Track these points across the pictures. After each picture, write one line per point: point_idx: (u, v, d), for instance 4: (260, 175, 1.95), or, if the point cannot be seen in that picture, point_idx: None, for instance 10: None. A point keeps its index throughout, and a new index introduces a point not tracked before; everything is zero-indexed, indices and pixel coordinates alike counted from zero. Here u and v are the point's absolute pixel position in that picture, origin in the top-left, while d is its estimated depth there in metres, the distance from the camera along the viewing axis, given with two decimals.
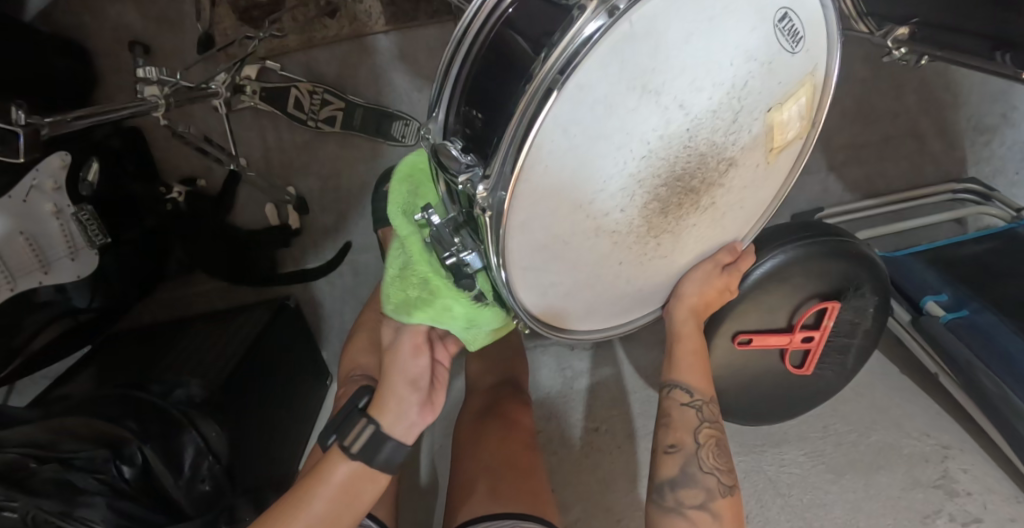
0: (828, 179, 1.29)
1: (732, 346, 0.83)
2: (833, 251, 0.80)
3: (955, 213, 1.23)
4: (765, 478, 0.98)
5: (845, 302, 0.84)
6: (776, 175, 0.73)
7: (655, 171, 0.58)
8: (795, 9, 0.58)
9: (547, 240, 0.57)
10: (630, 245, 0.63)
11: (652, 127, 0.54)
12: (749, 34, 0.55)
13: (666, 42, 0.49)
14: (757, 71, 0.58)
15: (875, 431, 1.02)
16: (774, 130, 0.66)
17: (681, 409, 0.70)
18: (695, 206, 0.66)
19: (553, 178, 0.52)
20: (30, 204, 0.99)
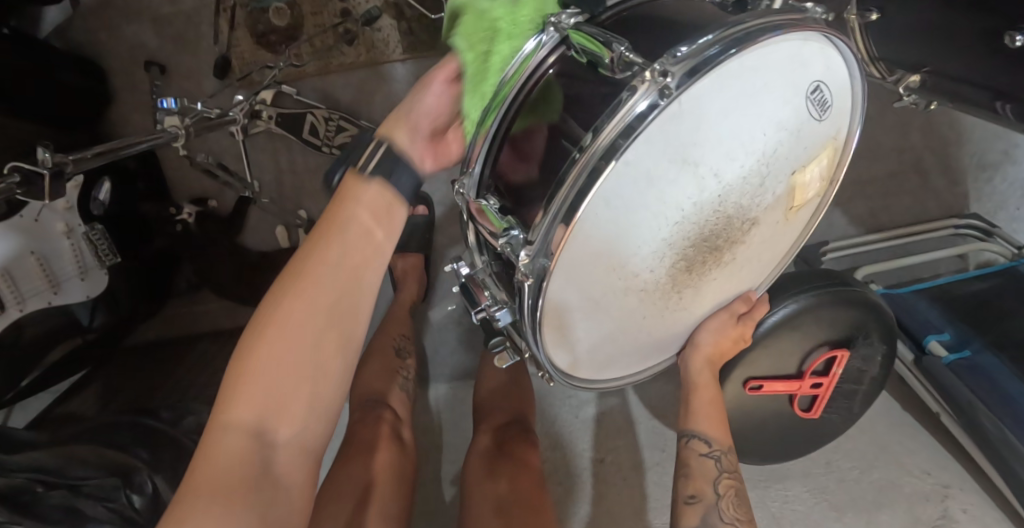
0: (833, 213, 1.31)
1: (745, 392, 0.84)
2: (847, 300, 0.82)
3: (957, 249, 1.25)
4: (769, 514, 1.00)
5: (854, 349, 0.85)
6: (793, 229, 0.75)
7: (686, 235, 0.59)
8: (827, 80, 0.59)
9: (580, 300, 0.58)
10: (657, 301, 0.65)
11: (689, 197, 0.55)
12: (783, 107, 0.56)
13: (708, 120, 0.50)
14: (786, 139, 0.60)
15: (876, 468, 1.04)
16: (796, 191, 0.68)
17: (700, 459, 0.71)
18: (719, 262, 0.67)
19: (592, 246, 0.53)
20: (42, 221, 0.99)
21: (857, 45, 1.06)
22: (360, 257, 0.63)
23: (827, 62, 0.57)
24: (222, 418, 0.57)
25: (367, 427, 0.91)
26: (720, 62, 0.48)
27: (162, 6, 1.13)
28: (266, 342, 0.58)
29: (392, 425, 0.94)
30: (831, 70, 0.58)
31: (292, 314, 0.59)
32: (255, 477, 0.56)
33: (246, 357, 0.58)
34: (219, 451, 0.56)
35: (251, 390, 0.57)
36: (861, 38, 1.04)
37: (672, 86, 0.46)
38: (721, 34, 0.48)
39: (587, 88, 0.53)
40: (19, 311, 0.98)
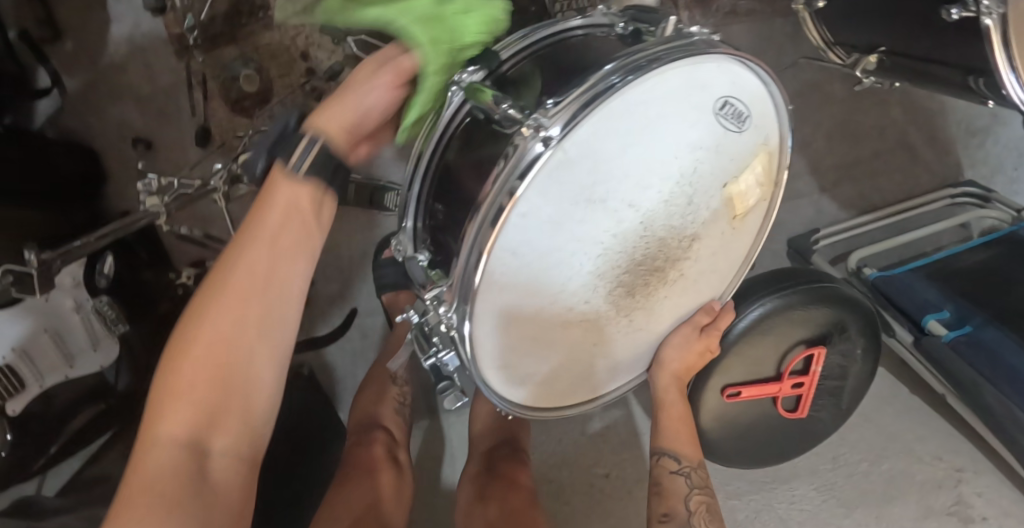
0: (821, 201, 1.28)
1: (723, 399, 0.84)
2: (816, 297, 0.81)
3: (955, 220, 1.21)
4: (776, 517, 0.99)
5: (832, 346, 0.85)
6: (744, 236, 0.74)
7: (615, 263, 0.60)
8: (735, 94, 0.59)
9: (517, 340, 0.60)
10: (603, 327, 0.66)
11: (605, 230, 0.56)
12: (691, 130, 0.56)
13: (605, 156, 0.52)
14: (705, 157, 0.60)
15: (886, 458, 1.02)
16: (733, 201, 0.67)
17: (671, 476, 0.72)
18: (663, 282, 0.68)
19: (511, 290, 0.55)
20: (53, 301, 1.01)
21: (812, 32, 1.05)
22: (278, 262, 0.60)
23: (732, 77, 0.57)
24: (154, 437, 0.56)
25: (367, 450, 0.94)
26: (600, 102, 0.49)
27: (142, 84, 1.19)
28: (187, 360, 0.57)
29: (387, 447, 0.97)
30: (738, 83, 0.58)
31: (218, 319, 0.57)
32: (195, 491, 0.56)
33: (171, 382, 0.57)
34: (153, 466, 0.55)
35: (176, 409, 0.57)
36: (814, 25, 1.04)
37: (553, 134, 0.48)
38: (600, 74, 0.49)
39: (489, 139, 0.56)
40: (39, 386, 1.00)
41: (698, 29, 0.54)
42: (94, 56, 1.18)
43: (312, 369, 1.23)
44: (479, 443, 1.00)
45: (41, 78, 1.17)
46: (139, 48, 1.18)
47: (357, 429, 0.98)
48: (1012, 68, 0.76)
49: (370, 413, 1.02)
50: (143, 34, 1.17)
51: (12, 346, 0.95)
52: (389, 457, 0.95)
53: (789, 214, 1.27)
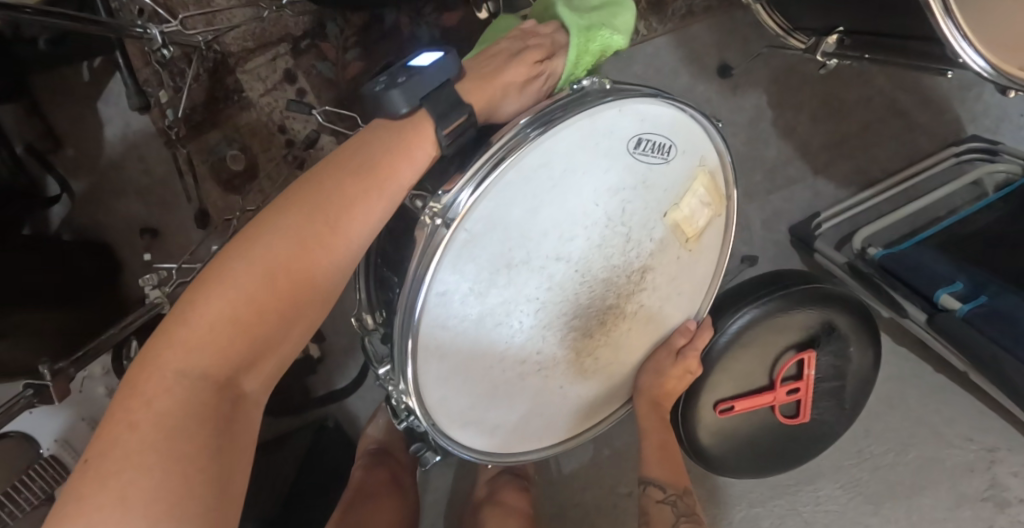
0: (817, 183, 1.24)
1: (717, 414, 0.83)
2: (796, 302, 0.79)
3: (963, 180, 1.15)
4: (802, 521, 0.96)
5: (822, 348, 0.82)
6: (707, 253, 0.71)
7: (559, 312, 0.61)
8: (651, 128, 0.58)
9: (475, 400, 0.61)
10: (568, 369, 0.66)
11: (535, 286, 0.58)
12: (603, 175, 0.57)
13: (513, 222, 0.53)
14: (631, 195, 0.60)
15: (912, 446, 0.99)
16: (679, 226, 0.65)
17: (659, 506, 0.75)
18: (623, 316, 0.67)
19: (453, 360, 0.57)
20: (87, 389, 0.93)
21: (769, 22, 1.03)
22: (357, 203, 0.57)
23: (642, 114, 0.56)
24: (172, 362, 0.54)
25: (372, 473, 0.97)
26: (494, 176, 0.50)
27: (140, 178, 1.19)
28: (235, 283, 0.55)
29: (394, 471, 1.00)
30: (652, 117, 0.57)
31: (280, 248, 0.56)
32: (215, 430, 0.54)
33: (200, 312, 0.54)
34: (170, 396, 0.53)
35: (197, 343, 0.54)
36: (769, 13, 1.01)
37: (450, 218, 0.49)
38: (490, 148, 0.50)
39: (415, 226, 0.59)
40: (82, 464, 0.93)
41: (588, 79, 0.54)
42: (93, 159, 1.18)
43: (338, 420, 1.26)
44: (485, 470, 1.02)
45: (51, 186, 1.15)
46: (133, 145, 1.18)
47: (369, 454, 1.01)
48: (963, 34, 0.70)
49: (378, 438, 1.04)
50: (135, 131, 1.17)
51: (52, 439, 0.90)
52: (394, 480, 0.98)
53: (785, 202, 1.24)
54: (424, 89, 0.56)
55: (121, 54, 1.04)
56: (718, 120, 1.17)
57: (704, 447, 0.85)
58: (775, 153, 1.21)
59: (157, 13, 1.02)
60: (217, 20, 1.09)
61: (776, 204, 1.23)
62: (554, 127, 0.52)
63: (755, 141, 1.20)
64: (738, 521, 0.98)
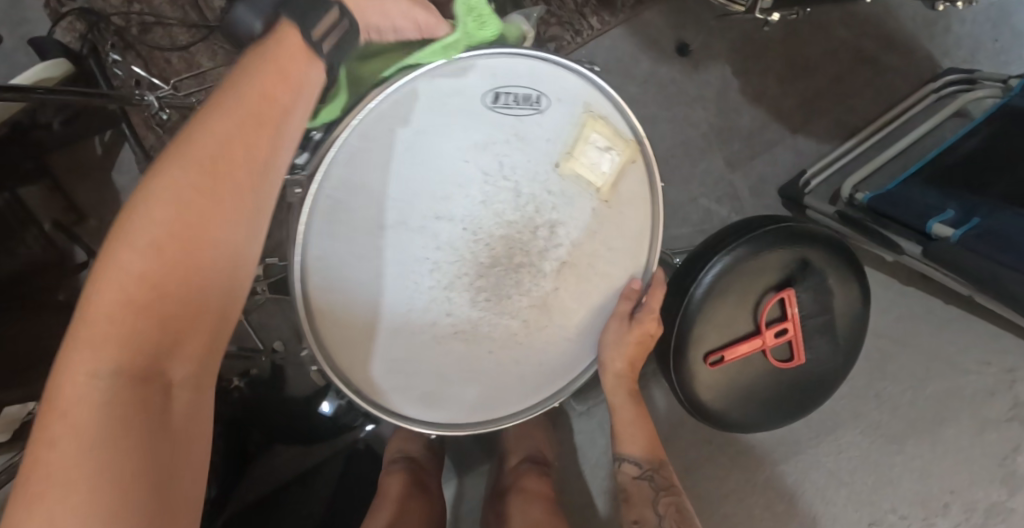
0: (797, 142, 1.24)
1: (709, 367, 0.83)
2: (764, 244, 0.80)
3: (944, 113, 1.14)
4: (827, 471, 0.98)
5: (799, 285, 0.83)
6: (630, 204, 0.72)
7: (457, 268, 0.69)
8: (508, 85, 0.66)
9: (395, 360, 0.69)
10: (493, 332, 0.71)
11: (422, 244, 0.68)
12: (463, 135, 0.66)
13: (378, 185, 0.65)
14: (506, 149, 0.68)
15: (930, 381, 1.00)
16: (578, 177, 0.69)
17: (636, 482, 0.81)
18: (538, 273, 0.71)
19: (357, 315, 0.67)
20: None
21: None
22: (251, 141, 0.53)
23: (491, 72, 0.66)
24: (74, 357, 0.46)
25: (392, 481, 0.95)
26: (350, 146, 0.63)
27: None
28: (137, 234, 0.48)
29: (417, 474, 0.98)
30: (502, 73, 0.66)
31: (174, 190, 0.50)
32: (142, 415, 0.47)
33: (104, 296, 0.47)
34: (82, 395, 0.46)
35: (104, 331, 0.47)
36: None
37: (307, 186, 0.62)
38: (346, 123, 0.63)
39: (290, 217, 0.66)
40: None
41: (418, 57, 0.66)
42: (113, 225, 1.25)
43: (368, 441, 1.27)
44: (508, 459, 1.02)
45: (77, 252, 1.14)
46: None
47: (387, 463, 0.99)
48: None
49: (402, 446, 1.01)
50: None
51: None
52: (421, 483, 0.96)
53: (770, 164, 1.24)
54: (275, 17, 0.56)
55: (125, 123, 1.13)
56: (685, 98, 1.21)
57: (704, 403, 0.85)
58: (750, 120, 1.23)
59: (154, 82, 1.10)
60: (207, 80, 1.16)
61: (761, 168, 1.24)
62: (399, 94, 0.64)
63: (727, 111, 1.23)
64: (763, 481, 0.99)
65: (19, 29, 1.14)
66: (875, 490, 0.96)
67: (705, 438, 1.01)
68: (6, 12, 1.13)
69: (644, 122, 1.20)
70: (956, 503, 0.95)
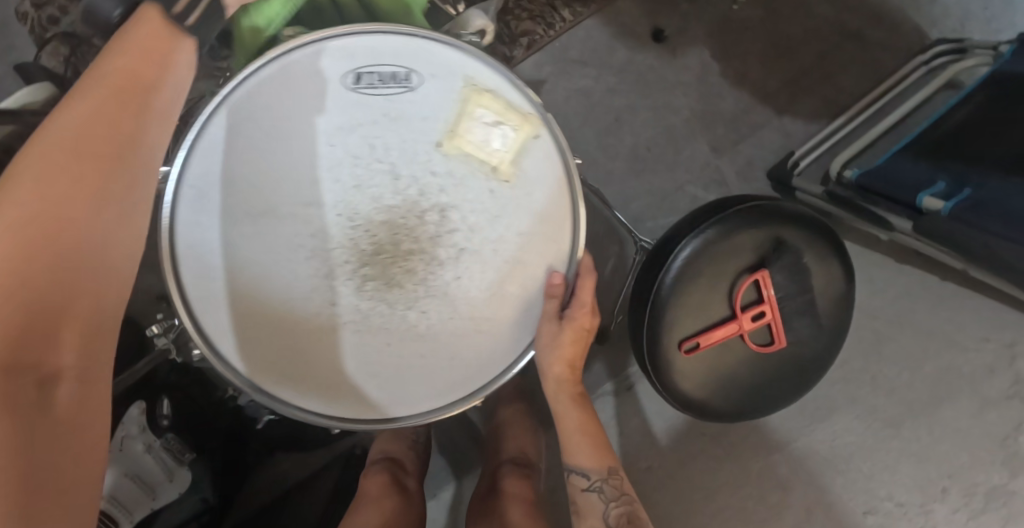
0: (784, 123, 1.21)
1: (685, 355, 0.80)
2: (736, 224, 0.77)
3: (934, 85, 1.10)
4: (821, 459, 0.95)
5: (774, 266, 0.79)
6: (532, 184, 0.68)
7: (341, 256, 0.66)
8: (375, 64, 0.64)
9: (280, 358, 0.65)
10: (384, 324, 0.67)
11: (299, 232, 0.64)
12: (331, 119, 0.64)
13: (245, 174, 0.63)
14: (376, 130, 0.65)
15: (928, 360, 0.97)
16: (467, 154, 0.66)
17: (585, 493, 0.76)
18: (430, 260, 0.67)
19: (234, 312, 0.63)
20: (126, 447, 0.97)
21: None
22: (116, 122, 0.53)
23: (351, 52, 0.64)
24: None
25: (372, 480, 0.94)
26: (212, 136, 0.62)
27: None
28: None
29: (395, 474, 0.97)
30: (366, 52, 0.64)
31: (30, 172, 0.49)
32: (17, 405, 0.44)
33: None
34: None
35: None
36: None
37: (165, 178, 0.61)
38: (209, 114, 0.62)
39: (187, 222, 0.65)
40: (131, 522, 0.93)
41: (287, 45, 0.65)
42: None
43: None
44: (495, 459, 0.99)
45: None
46: None
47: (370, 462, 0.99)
48: None
49: (384, 447, 1.02)
50: None
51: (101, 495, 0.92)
52: (399, 487, 0.94)
53: (757, 147, 1.21)
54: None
55: None
56: (664, 85, 1.19)
57: (683, 393, 0.82)
58: (733, 103, 1.20)
59: None
60: None
61: (748, 151, 1.21)
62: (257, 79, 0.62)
63: (709, 95, 1.20)
64: (756, 472, 0.96)
65: (8, 57, 1.14)
66: (871, 477, 0.94)
67: (699, 430, 0.99)
68: None
69: (624, 112, 1.18)
70: (955, 488, 0.92)
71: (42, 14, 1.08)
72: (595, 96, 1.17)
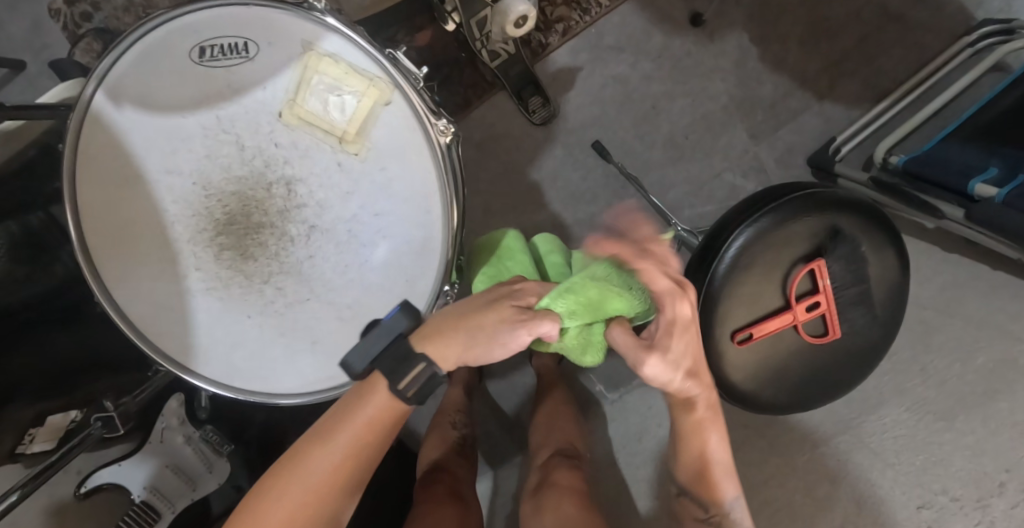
0: (824, 109, 1.19)
1: (737, 346, 0.79)
2: (794, 212, 0.75)
3: (980, 69, 1.06)
4: (870, 451, 0.94)
5: (831, 255, 0.78)
6: (387, 156, 0.67)
7: (202, 226, 0.70)
8: (213, 35, 0.65)
9: (157, 307, 0.71)
10: (243, 296, 0.71)
11: (176, 197, 0.69)
12: (187, 83, 0.66)
13: (126, 140, 0.67)
14: (222, 101, 0.67)
15: (980, 351, 0.95)
16: (308, 125, 0.67)
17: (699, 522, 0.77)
18: (283, 236, 0.70)
19: (113, 271, 0.70)
20: (167, 439, 0.99)
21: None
22: (360, 455, 0.60)
23: (195, 27, 0.65)
24: None
25: (433, 486, 0.97)
26: (91, 103, 0.66)
27: None
28: (272, 504, 0.57)
29: (452, 484, 0.98)
30: (204, 27, 0.65)
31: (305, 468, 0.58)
32: None
33: None
34: None
35: None
36: None
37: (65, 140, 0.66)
38: (83, 88, 0.66)
39: None
40: (173, 514, 0.95)
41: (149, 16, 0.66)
42: None
43: (401, 439, 1.25)
44: (541, 453, 1.01)
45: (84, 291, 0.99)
46: None
47: (426, 474, 1.01)
48: None
49: (433, 457, 1.05)
50: None
51: (142, 487, 0.94)
52: (454, 493, 0.96)
53: (796, 133, 1.19)
54: (374, 347, 0.61)
55: None
56: (702, 70, 1.16)
57: (736, 385, 0.80)
58: (772, 89, 1.18)
59: None
60: None
61: (786, 138, 1.19)
62: (124, 56, 0.66)
63: (748, 81, 1.18)
64: (803, 465, 0.95)
65: (42, 55, 1.10)
66: (925, 471, 0.91)
67: (742, 422, 0.98)
68: (27, 39, 1.09)
69: (661, 99, 1.16)
70: (1012, 483, 0.88)
71: (75, 9, 1.05)
72: (631, 84, 1.15)
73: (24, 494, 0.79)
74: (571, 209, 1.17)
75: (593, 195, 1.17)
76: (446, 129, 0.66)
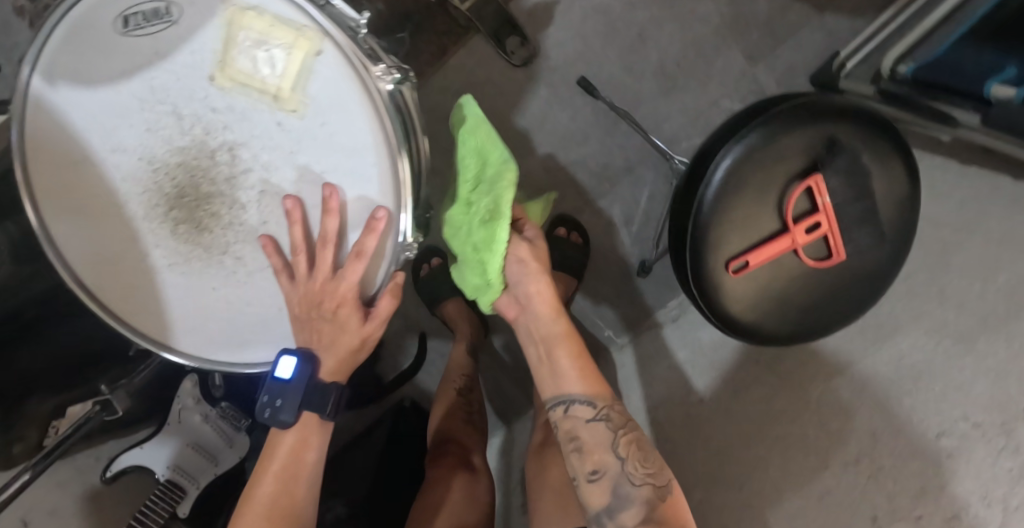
0: (825, 23, 1.11)
1: (734, 276, 0.74)
2: (784, 125, 0.69)
3: None
4: (885, 380, 0.88)
5: (829, 169, 0.72)
6: (329, 109, 0.62)
7: (157, 204, 0.67)
8: (133, 3, 0.59)
9: (127, 291, 0.69)
10: (206, 270, 0.69)
11: (126, 174, 0.66)
12: (115, 56, 0.61)
13: (66, 124, 0.64)
14: (152, 69, 0.62)
15: (1003, 267, 0.85)
16: (243, 86, 0.62)
17: (590, 426, 0.73)
18: (236, 204, 0.67)
19: (76, 260, 0.68)
20: (184, 419, 0.97)
21: None
22: (303, 464, 0.70)
23: None
24: None
25: (440, 461, 0.95)
26: (27, 91, 0.62)
27: None
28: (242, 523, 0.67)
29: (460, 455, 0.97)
30: None
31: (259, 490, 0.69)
32: None
33: None
34: None
35: None
36: None
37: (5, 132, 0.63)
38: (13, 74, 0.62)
39: None
40: (197, 489, 0.94)
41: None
42: None
43: (414, 399, 1.20)
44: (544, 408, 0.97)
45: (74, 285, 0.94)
46: None
47: (434, 447, 0.99)
48: None
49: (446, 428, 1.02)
50: None
51: (166, 466, 0.93)
52: (463, 465, 0.95)
53: (797, 50, 1.11)
54: (294, 397, 0.67)
55: None
56: None
57: (736, 315, 0.76)
58: (767, 5, 1.09)
59: None
60: None
61: (787, 57, 1.11)
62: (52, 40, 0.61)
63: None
64: (817, 399, 0.92)
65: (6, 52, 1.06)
66: (943, 398, 0.83)
67: None
68: None
69: (648, 26, 1.08)
70: None
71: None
72: (615, 13, 1.08)
73: (37, 473, 0.78)
74: (563, 152, 1.12)
75: (586, 135, 1.11)
76: (386, 73, 0.60)
